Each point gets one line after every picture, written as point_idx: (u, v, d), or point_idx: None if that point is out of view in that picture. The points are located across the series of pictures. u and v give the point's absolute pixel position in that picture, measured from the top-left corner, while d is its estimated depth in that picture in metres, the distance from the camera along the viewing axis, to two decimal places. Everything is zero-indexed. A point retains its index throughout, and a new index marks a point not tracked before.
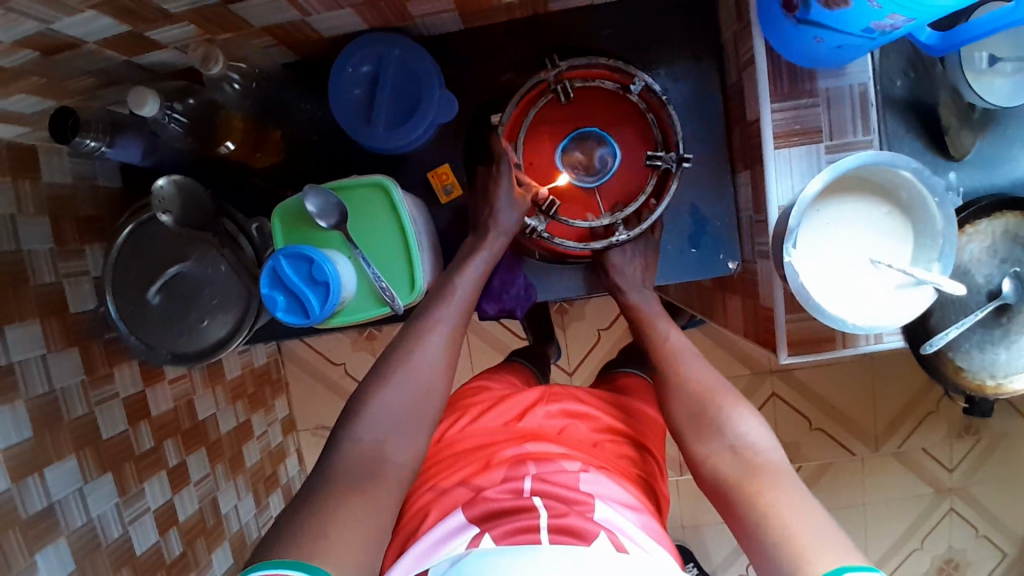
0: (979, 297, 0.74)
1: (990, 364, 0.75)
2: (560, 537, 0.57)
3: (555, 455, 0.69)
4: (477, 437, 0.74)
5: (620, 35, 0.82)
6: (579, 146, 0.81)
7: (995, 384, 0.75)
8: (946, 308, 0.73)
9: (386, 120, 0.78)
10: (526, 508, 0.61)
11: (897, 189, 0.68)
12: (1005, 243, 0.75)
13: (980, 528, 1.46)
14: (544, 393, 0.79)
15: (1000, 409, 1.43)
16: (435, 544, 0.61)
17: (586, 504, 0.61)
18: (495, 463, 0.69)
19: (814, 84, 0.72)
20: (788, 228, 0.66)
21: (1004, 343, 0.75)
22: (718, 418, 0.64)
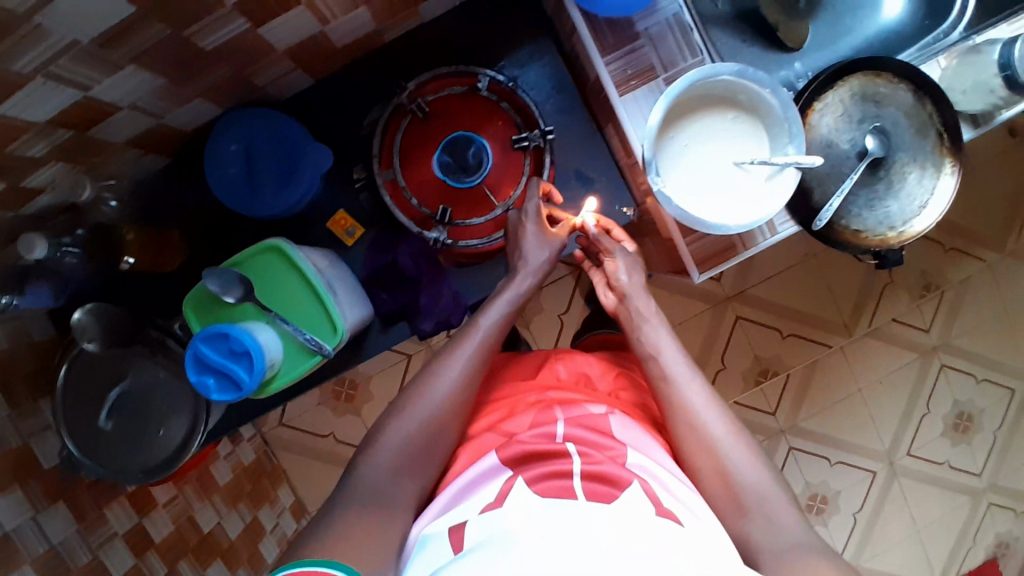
0: (850, 163, 0.78)
1: (885, 217, 0.79)
2: (594, 482, 0.59)
3: (577, 402, 0.73)
4: (505, 392, 0.78)
5: (457, 41, 0.86)
6: (454, 149, 0.81)
7: (897, 234, 0.79)
8: (824, 181, 0.78)
9: (270, 186, 0.81)
10: (559, 454, 0.63)
11: (735, 94, 0.74)
12: (855, 107, 0.78)
13: (978, 374, 1.51)
14: (561, 354, 0.83)
15: (954, 259, 1.47)
16: (470, 483, 0.64)
17: (618, 451, 0.64)
18: (523, 411, 0.72)
19: (634, 28, 0.77)
20: (648, 159, 0.72)
21: (891, 195, 0.79)
22: (736, 474, 0.64)
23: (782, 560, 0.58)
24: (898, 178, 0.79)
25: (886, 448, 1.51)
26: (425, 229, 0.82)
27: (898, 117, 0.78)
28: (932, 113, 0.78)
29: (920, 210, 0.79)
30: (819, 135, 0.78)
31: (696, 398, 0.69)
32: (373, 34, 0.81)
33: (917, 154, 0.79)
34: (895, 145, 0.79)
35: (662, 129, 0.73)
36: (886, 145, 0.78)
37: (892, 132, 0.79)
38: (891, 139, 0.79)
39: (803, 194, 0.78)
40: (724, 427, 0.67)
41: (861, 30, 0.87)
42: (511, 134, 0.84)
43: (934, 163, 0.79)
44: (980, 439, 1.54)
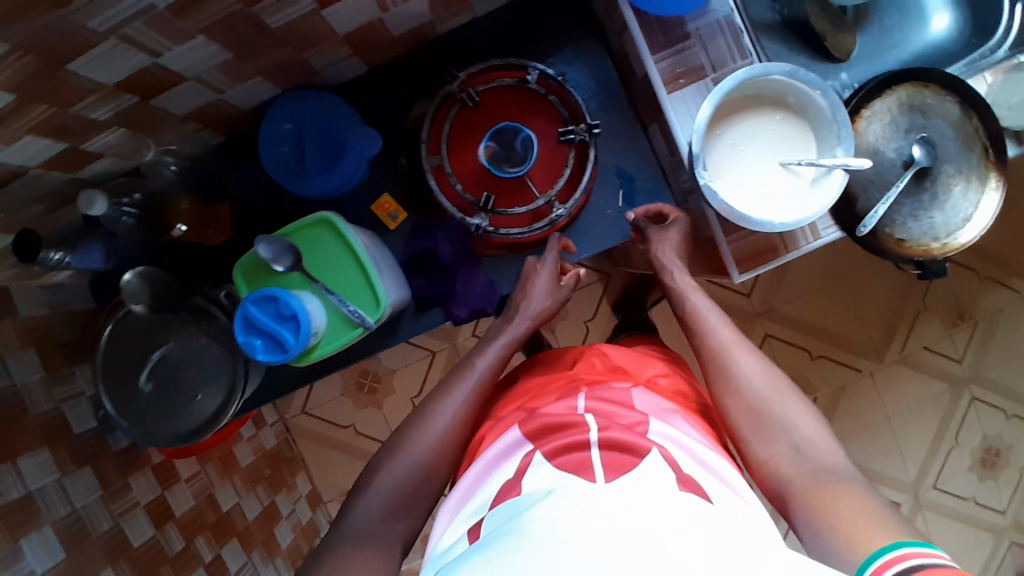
0: (893, 172, 0.78)
1: (930, 228, 0.79)
2: (611, 450, 0.61)
3: (606, 381, 0.75)
4: (535, 381, 0.80)
5: (508, 36, 0.88)
6: (499, 139, 0.83)
7: (941, 245, 0.78)
8: (869, 189, 0.78)
9: (317, 168, 0.84)
10: (575, 424, 0.65)
11: (782, 95, 0.75)
12: (901, 116, 0.79)
13: (1010, 410, 1.48)
14: (597, 346, 0.85)
15: (988, 289, 1.46)
16: (491, 464, 0.67)
17: (642, 424, 0.66)
18: (547, 393, 0.75)
19: (685, 29, 0.78)
20: (695, 155, 0.73)
21: (935, 206, 0.79)
22: (778, 421, 0.66)
23: (810, 485, 0.61)
24: (941, 190, 0.79)
25: (911, 480, 1.48)
26: (468, 215, 0.84)
27: (945, 128, 0.79)
28: (980, 127, 0.78)
29: (964, 223, 0.79)
30: (863, 142, 0.79)
31: (727, 346, 0.73)
32: (429, 26, 0.83)
33: (961, 167, 0.79)
34: (941, 157, 0.79)
35: (710, 128, 0.74)
36: (932, 156, 0.79)
37: (938, 144, 0.79)
38: (936, 151, 0.79)
39: (846, 200, 0.78)
40: (756, 364, 0.70)
41: (907, 45, 0.89)
42: (557, 127, 0.85)
43: (979, 178, 0.79)
44: (1008, 476, 1.51)
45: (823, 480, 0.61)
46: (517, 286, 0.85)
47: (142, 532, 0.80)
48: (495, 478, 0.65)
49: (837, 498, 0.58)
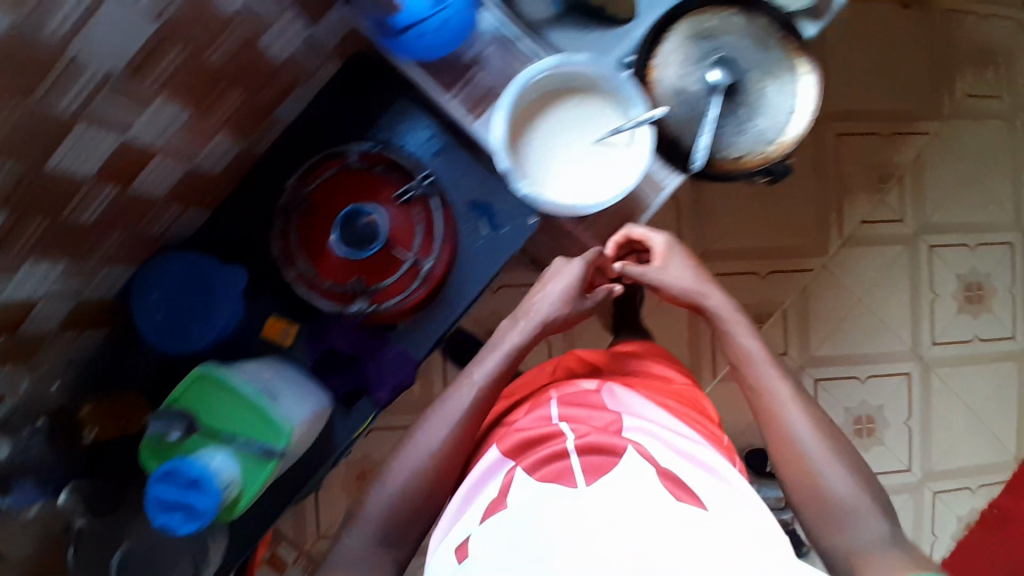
0: (704, 99, 0.79)
1: (760, 134, 0.80)
2: (590, 455, 0.63)
3: (575, 382, 0.80)
4: (516, 401, 0.84)
5: (325, 127, 0.91)
6: (346, 227, 0.84)
7: (776, 146, 0.80)
8: (687, 127, 0.80)
9: (195, 323, 0.86)
10: (554, 436, 0.67)
11: (568, 80, 0.76)
12: (690, 45, 0.80)
13: (971, 242, 1.50)
14: (580, 359, 0.89)
15: (897, 142, 1.46)
16: (478, 484, 0.68)
17: (616, 424, 0.68)
18: (528, 407, 0.78)
19: (466, 58, 0.81)
20: (509, 170, 0.73)
21: (757, 113, 0.80)
22: (841, 515, 0.70)
23: (858, 557, 0.68)
24: (757, 96, 0.80)
25: (908, 346, 1.50)
26: (347, 305, 0.84)
27: (736, 40, 0.80)
28: (767, 25, 0.79)
29: (790, 116, 0.80)
30: (666, 83, 0.80)
31: (768, 376, 0.78)
32: (245, 150, 0.86)
33: (766, 67, 0.80)
34: (744, 67, 0.80)
35: (516, 141, 0.76)
36: (734, 70, 0.79)
37: (736, 56, 0.80)
38: (737, 63, 0.80)
39: (672, 146, 0.81)
40: (809, 432, 0.74)
41: None
42: (394, 191, 0.87)
43: (788, 70, 0.80)
44: (998, 304, 1.53)
45: (867, 551, 0.68)
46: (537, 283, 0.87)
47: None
48: (486, 492, 0.67)
49: (872, 566, 0.66)
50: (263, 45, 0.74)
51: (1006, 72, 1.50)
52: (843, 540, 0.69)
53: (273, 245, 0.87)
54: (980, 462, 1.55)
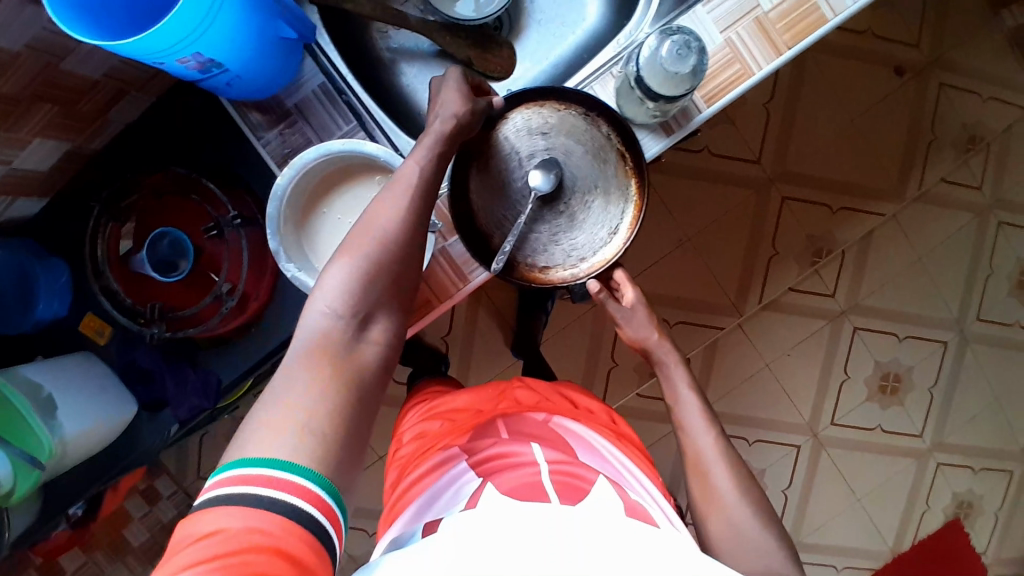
0: (521, 199, 0.77)
1: (574, 248, 0.77)
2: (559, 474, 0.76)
3: (526, 413, 0.92)
4: (470, 422, 0.92)
5: (170, 133, 0.89)
6: (155, 253, 0.84)
7: (585, 263, 0.77)
8: (502, 224, 0.77)
9: (19, 311, 0.87)
10: (524, 457, 0.80)
11: (363, 164, 0.73)
12: (519, 139, 0.77)
13: (900, 332, 1.44)
14: (524, 392, 0.99)
15: (845, 219, 1.37)
16: (444, 485, 0.79)
17: (569, 450, 0.84)
18: (486, 429, 0.89)
19: (284, 105, 0.77)
20: (277, 248, 0.69)
21: (573, 225, 0.77)
22: (748, 503, 0.72)
23: (761, 548, 0.68)
24: (578, 207, 0.77)
25: (808, 421, 1.46)
26: (142, 325, 0.84)
27: (569, 145, 0.76)
28: (606, 137, 0.76)
29: (610, 236, 0.77)
30: (487, 175, 0.78)
31: (681, 394, 0.83)
32: (75, 148, 0.85)
33: (594, 179, 0.77)
34: (570, 174, 0.77)
35: (312, 208, 0.73)
36: (559, 175, 0.76)
37: (565, 162, 0.76)
38: (564, 170, 0.77)
39: (482, 238, 0.77)
40: (712, 447, 0.77)
41: (565, 40, 0.88)
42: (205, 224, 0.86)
43: (617, 188, 0.77)
44: (913, 398, 1.47)
45: (758, 550, 0.68)
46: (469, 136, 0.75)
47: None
48: (454, 489, 0.78)
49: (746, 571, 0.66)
50: (66, 68, 0.74)
51: (996, 157, 1.40)
52: (737, 553, 0.69)
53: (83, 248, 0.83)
54: (853, 547, 1.50)
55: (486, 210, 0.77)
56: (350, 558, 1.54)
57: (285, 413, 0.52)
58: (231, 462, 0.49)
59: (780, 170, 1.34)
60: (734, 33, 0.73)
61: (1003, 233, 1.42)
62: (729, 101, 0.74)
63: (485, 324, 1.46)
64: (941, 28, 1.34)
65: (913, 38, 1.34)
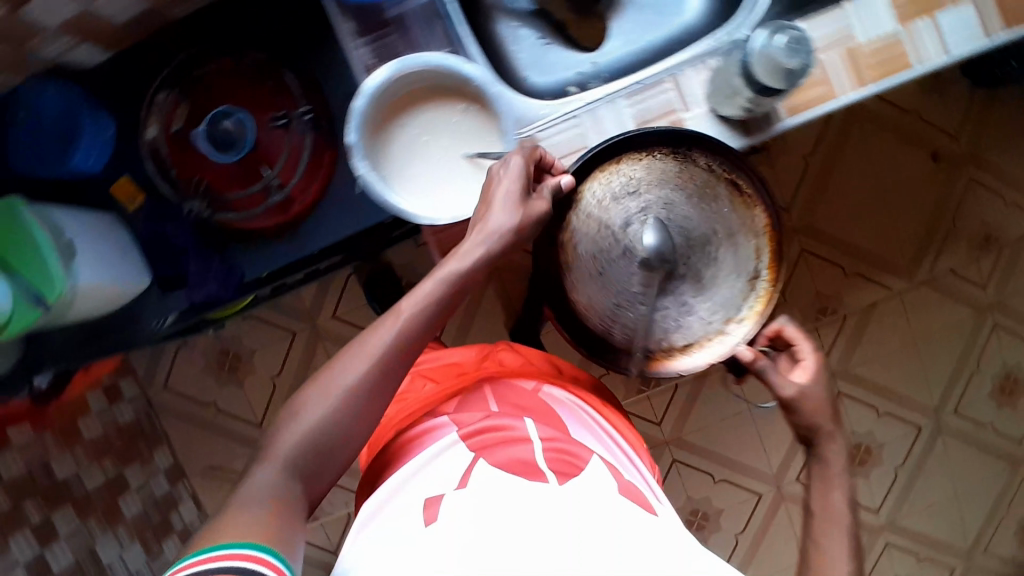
0: (633, 267, 0.76)
1: (710, 311, 0.77)
2: (555, 460, 0.76)
3: (514, 381, 0.91)
4: (453, 389, 0.91)
5: (252, 21, 0.88)
6: (215, 128, 0.82)
7: (726, 326, 0.77)
8: (626, 304, 0.77)
9: (55, 152, 0.84)
10: (517, 434, 0.80)
11: (454, 88, 0.75)
12: (608, 209, 0.77)
13: (879, 407, 1.48)
14: (508, 356, 0.98)
15: (855, 284, 1.41)
16: (429, 454, 0.78)
17: (562, 426, 0.85)
18: (472, 397, 0.88)
19: (383, 15, 0.77)
20: (352, 143, 0.70)
21: (694, 280, 0.78)
22: None
23: None
24: (696, 260, 0.77)
25: (775, 471, 1.48)
26: (184, 198, 0.85)
27: (672, 198, 0.77)
28: (709, 168, 0.76)
29: (745, 277, 0.77)
30: (581, 253, 0.78)
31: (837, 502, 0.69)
32: (160, 9, 0.84)
33: (711, 233, 0.77)
34: (687, 229, 0.77)
35: (394, 121, 0.74)
36: (666, 234, 0.77)
37: (669, 215, 0.77)
38: (674, 228, 0.77)
39: (597, 339, 0.78)
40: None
41: (659, 28, 0.88)
42: (270, 113, 0.85)
43: (737, 222, 0.77)
44: (878, 473, 1.50)
45: None
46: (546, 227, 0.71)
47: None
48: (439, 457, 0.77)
49: None
50: None
51: (1005, 263, 1.46)
52: None
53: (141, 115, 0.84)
54: None
55: (589, 284, 0.78)
56: None
57: (236, 520, 0.53)
58: (204, 546, 0.50)
59: (805, 224, 1.38)
60: (827, 56, 0.77)
61: (995, 336, 1.48)
62: (808, 118, 0.78)
63: (490, 303, 1.46)
64: (982, 130, 1.41)
65: (955, 131, 1.40)
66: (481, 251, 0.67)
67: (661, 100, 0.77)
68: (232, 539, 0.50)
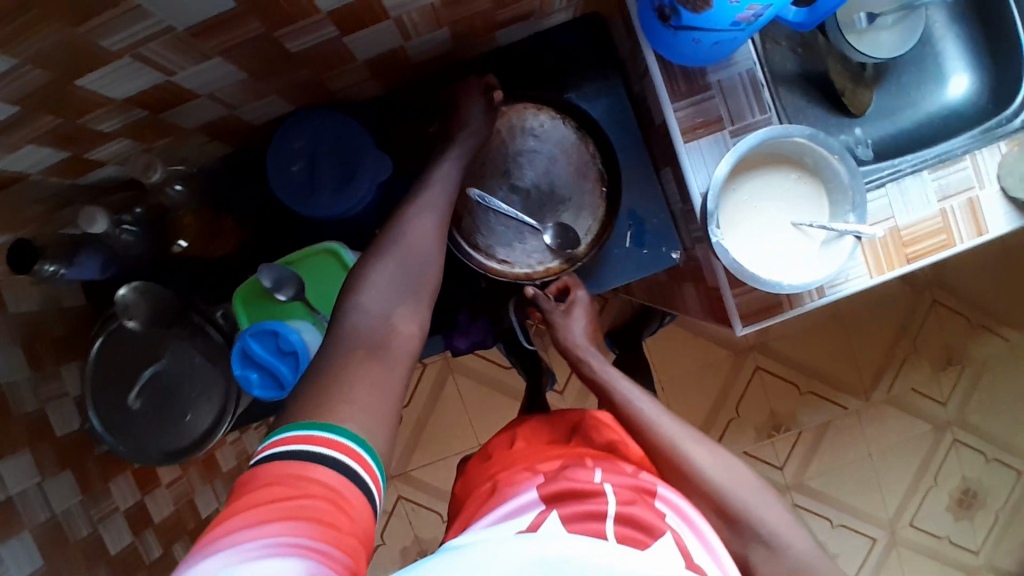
0: (505, 191, 0.83)
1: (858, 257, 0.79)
2: (624, 526, 0.51)
3: (616, 461, 0.63)
4: (526, 453, 0.68)
5: (529, 69, 0.88)
6: (559, 172, 0.84)
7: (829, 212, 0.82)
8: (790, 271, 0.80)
9: (328, 188, 0.82)
10: (594, 493, 0.55)
11: (801, 156, 0.74)
12: (505, 142, 0.84)
13: (987, 453, 1.48)
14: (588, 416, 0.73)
15: (979, 335, 1.45)
16: (510, 513, 0.55)
17: (660, 520, 0.53)
18: (547, 458, 0.64)
19: (706, 79, 0.77)
20: (709, 211, 0.72)
21: (563, 239, 0.82)
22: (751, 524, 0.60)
23: None
24: (540, 208, 0.83)
25: (888, 516, 1.47)
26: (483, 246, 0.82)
27: (568, 152, 0.84)
28: (572, 139, 0.84)
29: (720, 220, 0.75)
30: (477, 174, 0.83)
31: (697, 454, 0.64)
32: (450, 53, 0.84)
33: (574, 200, 0.84)
34: (557, 183, 0.84)
35: (733, 180, 0.74)
36: (560, 187, 0.84)
37: (556, 158, 0.84)
38: (568, 189, 0.84)
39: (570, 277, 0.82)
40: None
41: (924, 105, 0.90)
42: (584, 176, 0.84)
43: (579, 176, 0.84)
44: (983, 516, 1.49)
45: None
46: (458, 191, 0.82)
47: (118, 538, 0.97)
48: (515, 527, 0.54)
49: None
50: None
51: None
52: None
53: (531, 114, 0.84)
54: None
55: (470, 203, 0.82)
56: (416, 540, 1.46)
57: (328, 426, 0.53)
58: (290, 425, 0.51)
59: (938, 275, 1.43)
60: None
61: None
62: None
63: None
64: None
65: None
66: (484, 226, 0.82)
67: (958, 178, 0.81)
68: (299, 420, 0.51)
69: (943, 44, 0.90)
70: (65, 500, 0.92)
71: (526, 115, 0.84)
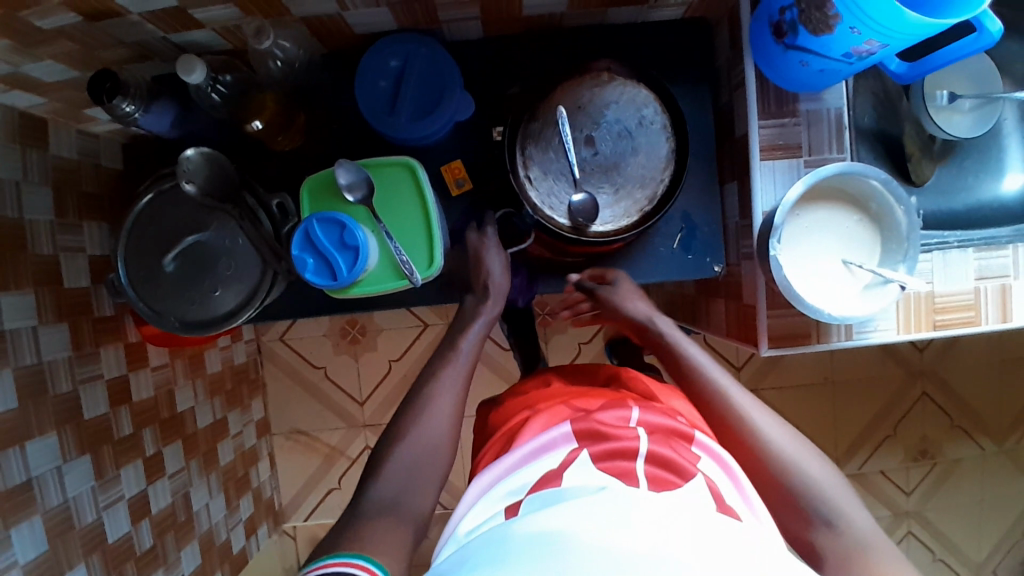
0: (582, 136, 0.83)
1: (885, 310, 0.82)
2: (655, 466, 0.61)
3: (655, 407, 0.73)
4: (568, 392, 0.78)
5: (625, 57, 0.90)
6: (631, 167, 0.85)
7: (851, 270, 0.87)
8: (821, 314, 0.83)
9: (407, 111, 0.83)
10: (627, 435, 0.65)
11: (866, 200, 0.77)
12: (614, 96, 0.84)
13: (937, 553, 1.51)
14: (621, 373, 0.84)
15: (956, 437, 1.50)
16: (540, 448, 0.66)
17: (689, 455, 0.64)
18: (591, 398, 0.75)
19: (797, 106, 0.80)
20: (774, 225, 0.74)
21: (586, 209, 0.83)
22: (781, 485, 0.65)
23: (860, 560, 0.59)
24: (593, 172, 0.84)
25: None
26: (527, 165, 0.84)
27: (651, 157, 0.85)
28: (664, 153, 0.85)
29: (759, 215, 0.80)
30: (572, 107, 0.83)
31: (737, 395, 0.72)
32: (558, 18, 0.86)
33: (620, 195, 0.85)
34: (626, 165, 0.84)
35: (800, 204, 0.76)
36: (624, 173, 0.84)
37: (638, 155, 0.85)
38: (631, 181, 0.85)
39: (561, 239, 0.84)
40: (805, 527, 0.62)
41: (979, 192, 0.94)
42: (648, 187, 0.85)
43: (647, 190, 0.85)
44: None
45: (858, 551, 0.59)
46: (546, 114, 0.84)
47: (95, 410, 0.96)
48: (550, 454, 0.65)
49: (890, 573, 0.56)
50: None
51: None
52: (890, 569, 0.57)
53: (644, 98, 0.85)
54: None
55: (552, 136, 0.83)
56: None
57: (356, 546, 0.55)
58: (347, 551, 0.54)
59: (932, 368, 1.48)
60: None
61: None
62: None
63: None
64: None
65: None
66: (536, 152, 0.84)
67: (997, 263, 0.84)
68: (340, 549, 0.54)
69: (1010, 141, 0.95)
70: (55, 351, 0.90)
71: (643, 97, 0.85)
